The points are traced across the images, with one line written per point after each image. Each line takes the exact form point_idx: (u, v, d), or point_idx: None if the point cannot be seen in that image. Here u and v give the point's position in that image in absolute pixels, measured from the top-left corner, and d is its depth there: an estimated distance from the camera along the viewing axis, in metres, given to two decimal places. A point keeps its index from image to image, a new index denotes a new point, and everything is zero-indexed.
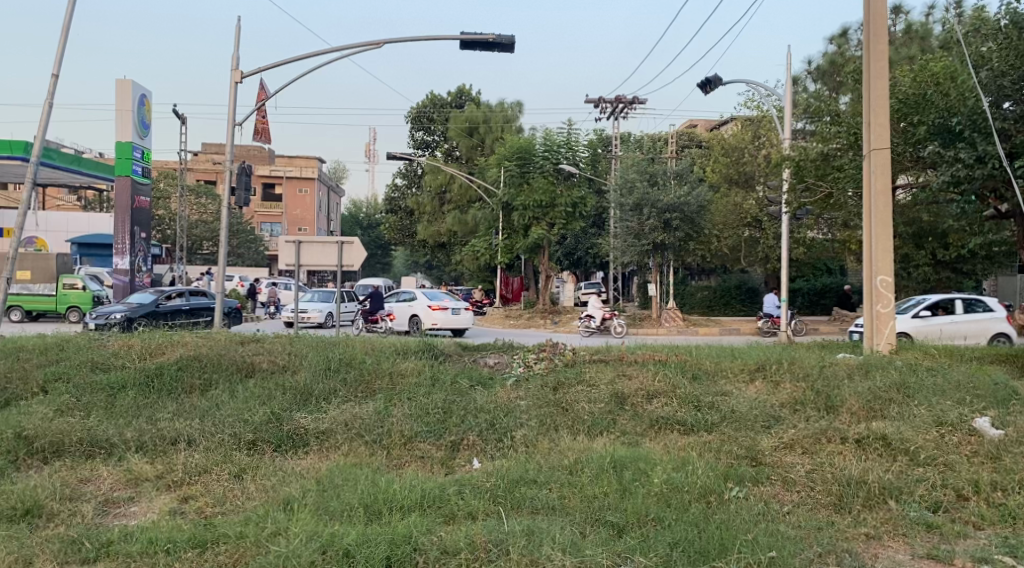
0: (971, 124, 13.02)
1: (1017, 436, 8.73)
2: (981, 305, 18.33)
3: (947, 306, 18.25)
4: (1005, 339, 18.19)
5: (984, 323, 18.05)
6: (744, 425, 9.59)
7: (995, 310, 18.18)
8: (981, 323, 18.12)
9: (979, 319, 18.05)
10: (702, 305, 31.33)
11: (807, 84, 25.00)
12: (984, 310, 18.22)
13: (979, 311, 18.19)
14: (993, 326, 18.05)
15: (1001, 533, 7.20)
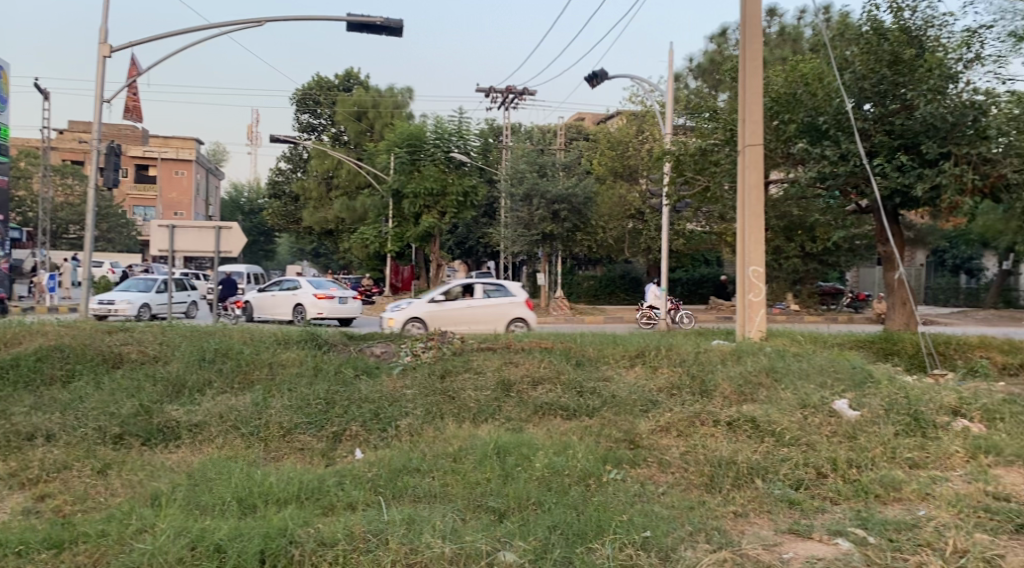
0: (836, 123, 13.83)
1: (872, 416, 9.31)
2: (502, 290, 19.18)
3: (466, 289, 18.74)
4: (522, 324, 19.21)
5: (504, 305, 18.85)
6: (623, 410, 9.93)
7: (513, 295, 19.13)
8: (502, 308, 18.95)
9: (498, 302, 18.81)
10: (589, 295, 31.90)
11: (688, 80, 25.76)
12: (502, 294, 19.05)
13: (497, 295, 18.96)
14: (513, 310, 18.96)
15: (855, 507, 7.61)
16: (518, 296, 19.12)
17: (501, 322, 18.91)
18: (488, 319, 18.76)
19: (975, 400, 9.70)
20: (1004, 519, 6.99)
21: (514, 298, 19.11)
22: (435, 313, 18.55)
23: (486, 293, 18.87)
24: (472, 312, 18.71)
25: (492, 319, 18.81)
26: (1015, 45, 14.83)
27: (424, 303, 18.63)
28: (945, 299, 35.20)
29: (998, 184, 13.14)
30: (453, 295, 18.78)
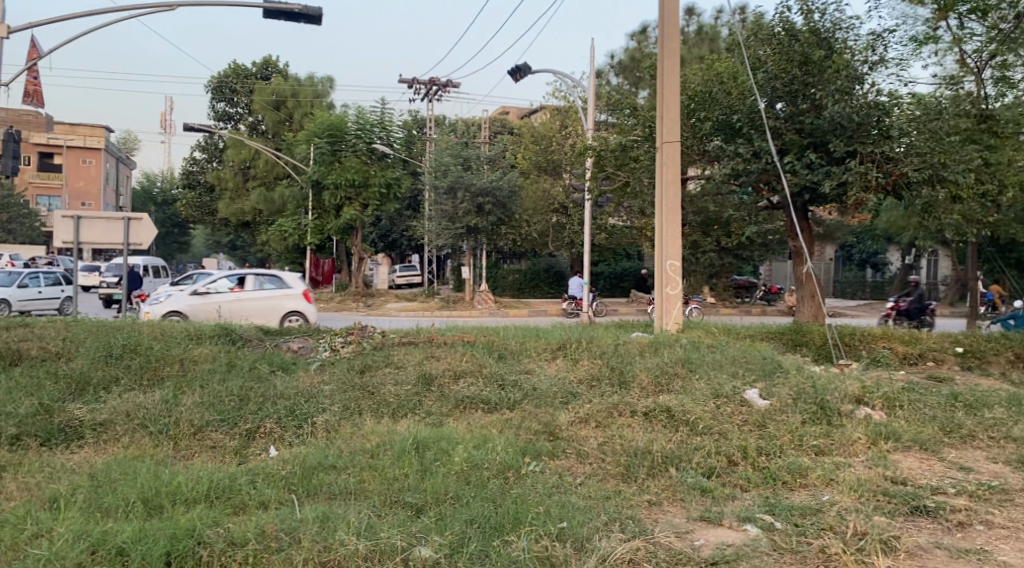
0: (749, 122, 14.15)
1: (782, 406, 9.58)
2: (278, 281, 17.67)
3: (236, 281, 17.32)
4: (300, 317, 17.71)
5: (279, 298, 17.39)
6: (544, 402, 10.00)
7: (290, 287, 17.61)
8: (277, 300, 17.49)
9: (272, 294, 17.39)
10: (513, 288, 32.00)
11: (609, 77, 25.99)
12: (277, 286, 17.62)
13: (270, 286, 17.50)
14: (288, 303, 17.51)
15: (764, 494, 7.79)
16: (295, 287, 17.62)
17: (274, 316, 17.37)
18: (256, 313, 17.21)
19: (876, 389, 10.07)
20: (901, 502, 7.21)
21: (290, 290, 17.58)
22: (194, 306, 16.99)
23: (257, 286, 17.38)
24: (239, 306, 17.17)
25: (262, 315, 17.28)
26: (917, 50, 15.39)
27: (185, 296, 17.08)
28: (853, 292, 36.41)
29: (901, 181, 13.62)
30: (218, 288, 17.24)
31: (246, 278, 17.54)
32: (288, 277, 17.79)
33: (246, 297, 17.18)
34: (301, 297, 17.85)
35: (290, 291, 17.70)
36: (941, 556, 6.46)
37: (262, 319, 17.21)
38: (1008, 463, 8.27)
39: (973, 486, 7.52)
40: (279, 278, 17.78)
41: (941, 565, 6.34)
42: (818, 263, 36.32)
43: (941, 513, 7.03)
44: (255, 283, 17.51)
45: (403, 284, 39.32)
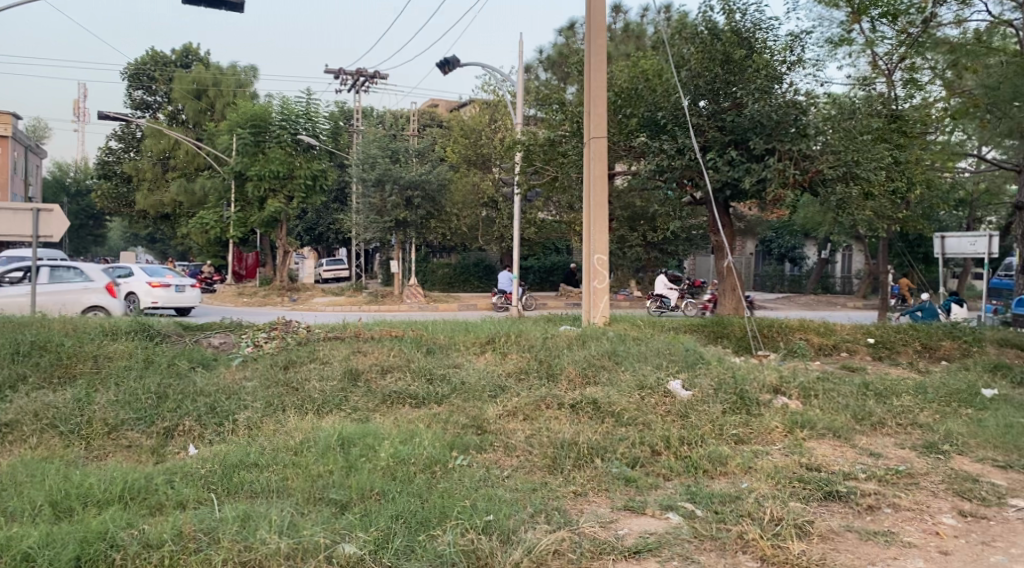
0: (673, 119, 14.34)
1: (704, 396, 9.74)
2: (81, 273, 17.12)
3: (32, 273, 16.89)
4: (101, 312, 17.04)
5: (78, 292, 16.86)
6: (472, 396, 9.97)
7: (91, 280, 16.99)
8: (76, 294, 16.89)
9: (70, 287, 16.77)
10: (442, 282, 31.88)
11: (538, 72, 26.04)
12: (79, 279, 17.00)
13: (71, 279, 16.92)
14: (87, 297, 16.82)
15: (686, 483, 7.92)
16: (97, 280, 17.01)
17: (72, 310, 16.76)
18: (50, 306, 16.62)
19: (793, 379, 10.33)
20: (816, 487, 7.40)
21: (92, 283, 16.97)
22: None
23: (53, 278, 16.86)
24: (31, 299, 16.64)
25: (56, 308, 16.65)
26: (832, 51, 15.82)
27: None
28: (772, 285, 37.29)
29: (817, 178, 13.94)
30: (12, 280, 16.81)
31: (48, 271, 17.12)
32: (93, 270, 17.24)
33: (40, 291, 16.66)
34: (105, 292, 17.07)
35: (93, 285, 17.05)
36: (852, 539, 6.65)
37: (56, 312, 16.61)
38: (915, 449, 8.58)
39: (883, 471, 7.77)
40: (83, 271, 17.18)
41: (852, 547, 6.53)
42: (739, 256, 37.08)
43: (851, 497, 7.26)
44: (54, 276, 17.04)
45: (330, 279, 38.85)
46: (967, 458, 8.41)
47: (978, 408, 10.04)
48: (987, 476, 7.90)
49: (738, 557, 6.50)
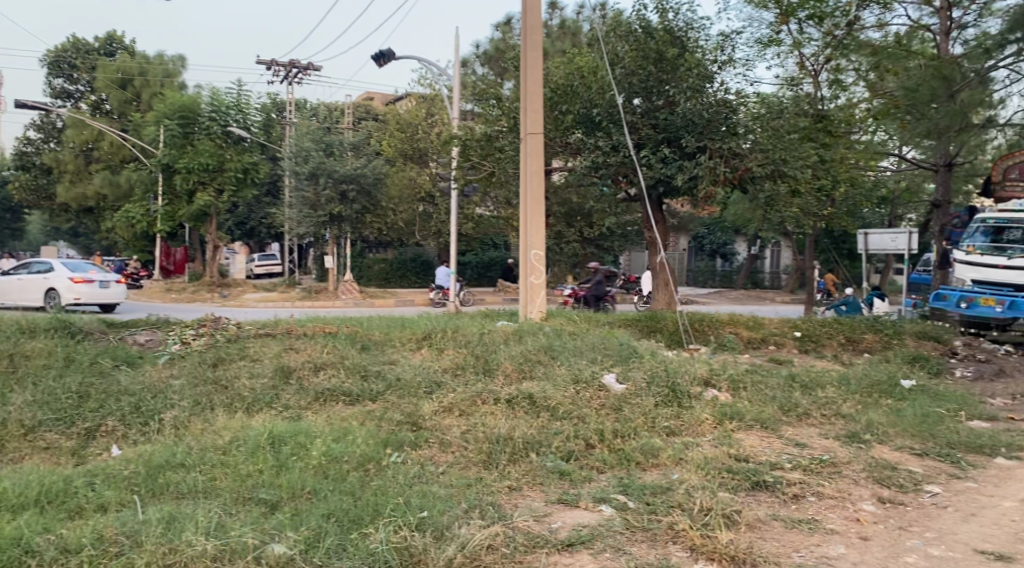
0: (608, 116, 14.40)
1: (637, 390, 9.84)
2: None
3: None
4: None
5: None
6: (407, 392, 9.86)
7: None
8: None
9: None
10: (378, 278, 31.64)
11: (475, 67, 25.98)
12: None
13: None
14: None
15: (618, 475, 7.98)
16: None
17: None
18: None
19: (722, 371, 10.52)
20: (744, 478, 7.53)
21: None
22: None
23: None
24: None
25: None
26: (762, 51, 16.13)
27: None
28: (705, 280, 37.92)
29: (746, 176, 14.18)
30: None
31: None
32: None
33: None
34: None
35: None
36: (777, 527, 6.77)
37: None
38: (838, 438, 8.80)
39: (807, 461, 7.96)
40: None
41: (777, 535, 6.65)
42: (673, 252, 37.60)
43: (777, 487, 7.40)
44: None
45: (263, 274, 38.29)
46: (887, 447, 8.66)
47: (897, 398, 10.36)
48: (905, 463, 8.15)
49: (668, 547, 6.51)
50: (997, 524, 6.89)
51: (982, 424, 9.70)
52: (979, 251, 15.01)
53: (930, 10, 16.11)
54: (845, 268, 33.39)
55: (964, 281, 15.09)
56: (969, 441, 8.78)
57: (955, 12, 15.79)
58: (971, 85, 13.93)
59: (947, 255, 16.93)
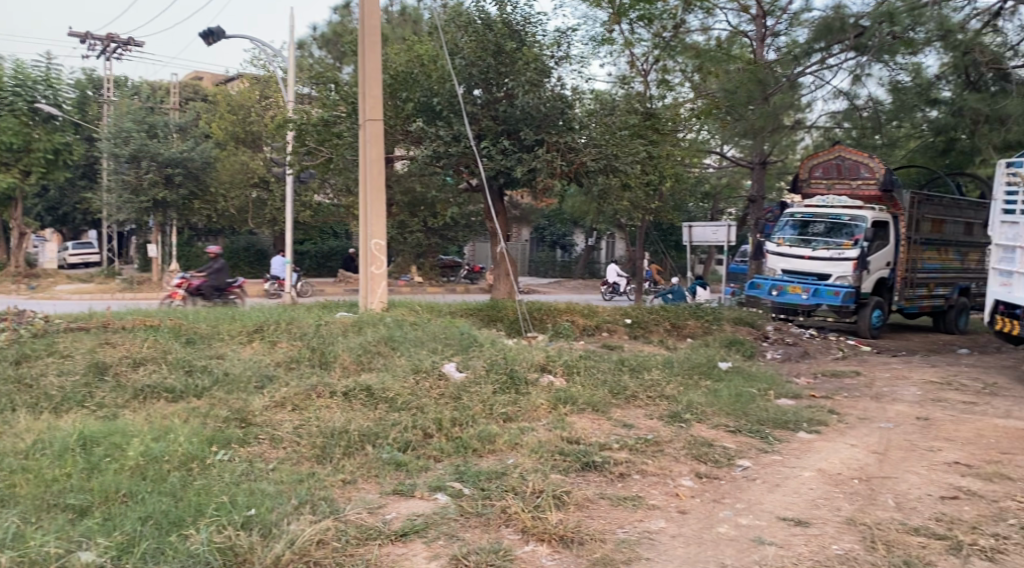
0: (449, 105, 14.21)
1: (479, 379, 9.44)
2: None
3: None
4: None
5: None
6: (236, 388, 9.25)
7: None
8: None
9: None
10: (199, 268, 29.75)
11: (312, 50, 25.34)
12: None
13: None
14: None
15: (455, 463, 7.56)
16: None
17: None
18: None
19: (558, 357, 10.60)
20: (574, 459, 7.62)
21: None
22: None
23: None
24: None
25: None
26: (596, 49, 16.48)
27: None
28: (545, 270, 38.54)
29: (581, 170, 14.47)
30: None
31: None
32: None
33: None
34: None
35: None
36: (604, 505, 6.87)
37: None
38: (662, 419, 9.10)
39: (634, 441, 8.19)
40: None
41: (603, 513, 6.73)
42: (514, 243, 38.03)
43: (605, 467, 7.55)
44: None
45: (78, 264, 35.98)
46: (705, 425, 9.03)
47: (715, 378, 10.85)
48: (720, 440, 8.53)
49: (500, 531, 6.37)
50: (798, 493, 7.27)
51: (789, 401, 10.29)
52: (788, 243, 16.00)
53: (748, 17, 16.94)
54: (672, 259, 34.85)
55: (775, 271, 16.09)
56: (777, 418, 9.28)
57: (770, 21, 16.71)
58: (781, 88, 14.78)
59: (761, 247, 17.76)
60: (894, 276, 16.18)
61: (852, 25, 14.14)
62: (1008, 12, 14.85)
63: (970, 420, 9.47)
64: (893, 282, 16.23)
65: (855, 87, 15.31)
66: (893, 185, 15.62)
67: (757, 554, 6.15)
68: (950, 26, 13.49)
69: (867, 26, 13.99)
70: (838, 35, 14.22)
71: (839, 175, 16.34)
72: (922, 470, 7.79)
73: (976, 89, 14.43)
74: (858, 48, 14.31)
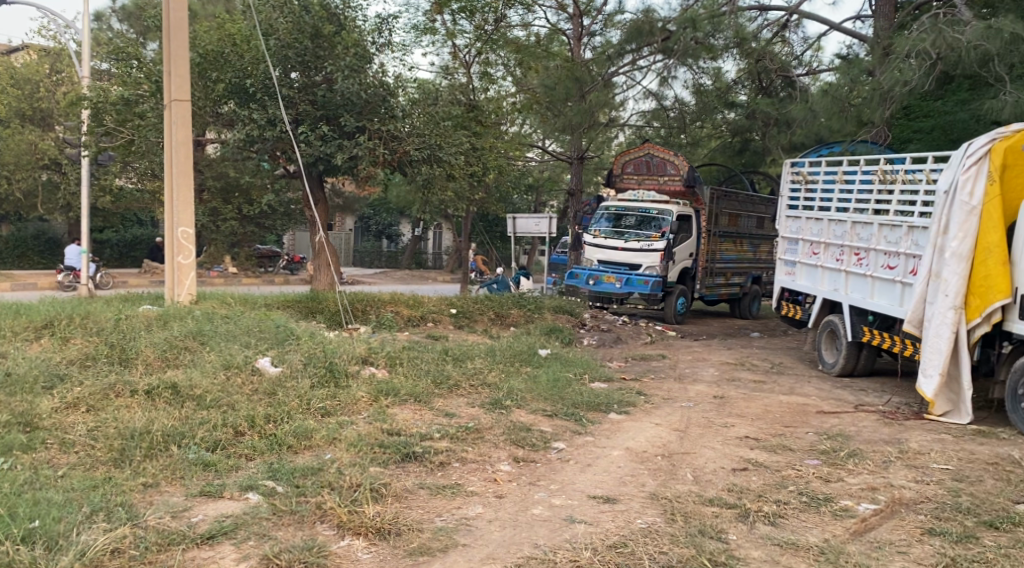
0: (263, 88, 13.59)
1: (295, 373, 9.14)
2: None
3: None
4: None
5: None
6: (20, 388, 8.54)
7: None
8: None
9: None
10: None
11: (112, 23, 23.88)
12: None
13: None
14: None
15: (268, 461, 7.32)
16: None
17: None
18: None
19: (380, 349, 10.47)
20: (393, 451, 7.56)
21: None
22: None
23: None
24: None
25: None
26: (418, 37, 16.42)
27: None
28: (369, 260, 37.79)
29: (404, 159, 14.35)
30: None
31: None
32: None
33: None
34: None
35: None
36: (423, 495, 6.86)
37: None
38: (482, 406, 9.19)
39: (454, 429, 8.24)
40: None
41: (422, 503, 6.73)
42: (336, 233, 37.38)
43: (424, 457, 7.54)
44: None
45: None
46: (523, 411, 9.21)
47: (534, 365, 11.08)
48: (537, 424, 8.71)
49: (315, 527, 6.23)
50: (608, 471, 7.55)
51: (602, 385, 10.68)
52: (604, 235, 16.52)
53: (565, 16, 17.39)
54: (496, 250, 35.40)
55: (591, 261, 16.60)
56: (590, 400, 9.60)
57: (586, 21, 17.25)
58: (597, 87, 15.26)
59: (579, 238, 18.25)
60: (696, 266, 17.08)
61: (660, 29, 14.75)
62: (793, 25, 15.99)
63: (760, 398, 10.14)
64: (695, 270, 17.13)
65: (662, 87, 15.97)
66: (696, 182, 16.46)
67: (568, 532, 6.33)
68: (745, 34, 14.74)
69: (674, 30, 14.68)
70: (647, 38, 14.81)
71: (648, 171, 17.01)
72: (717, 444, 8.27)
73: (768, 94, 15.95)
74: (665, 51, 15.01)
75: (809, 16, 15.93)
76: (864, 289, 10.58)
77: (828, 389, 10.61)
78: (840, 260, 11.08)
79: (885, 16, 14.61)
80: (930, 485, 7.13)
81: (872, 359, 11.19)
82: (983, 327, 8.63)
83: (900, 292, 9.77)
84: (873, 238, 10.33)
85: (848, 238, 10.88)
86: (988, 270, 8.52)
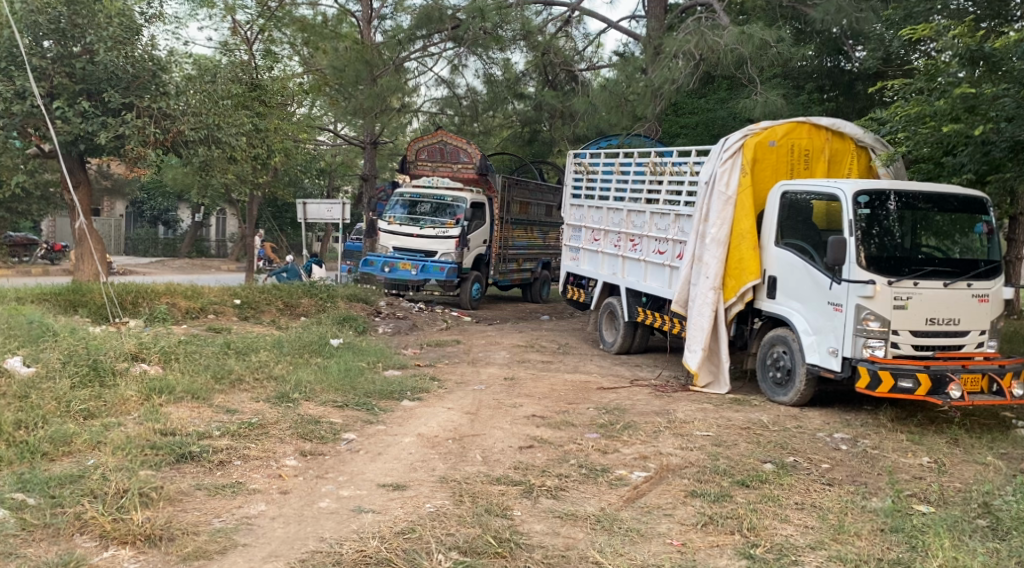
0: (8, 55, 12.32)
1: (49, 374, 8.45)
2: None
3: None
4: None
5: None
6: None
7: None
8: None
9: None
10: None
11: None
12: None
13: None
14: None
15: (17, 471, 6.69)
16: None
17: None
18: None
19: (152, 344, 9.86)
20: (167, 452, 7.17)
21: None
22: None
23: None
24: None
25: None
26: (194, 10, 15.58)
27: None
28: (144, 248, 35.85)
29: (178, 139, 13.61)
30: None
31: None
32: None
33: None
34: None
35: None
36: (199, 496, 6.55)
37: None
38: (268, 401, 8.88)
39: (235, 426, 7.91)
40: None
41: (199, 505, 6.42)
42: (105, 219, 34.96)
43: (203, 456, 7.20)
44: None
45: None
46: (312, 403, 8.99)
47: (324, 356, 10.86)
48: (326, 416, 8.54)
49: (72, 540, 5.80)
50: (398, 459, 7.50)
51: (395, 372, 10.63)
52: (398, 222, 16.38)
53: None
54: (285, 236, 34.49)
55: (386, 248, 16.44)
56: (382, 389, 9.52)
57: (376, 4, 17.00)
58: (388, 72, 15.08)
59: (373, 225, 18.03)
60: (489, 252, 17.40)
61: (450, 17, 14.74)
62: (576, 20, 16.64)
63: (545, 377, 10.43)
64: (489, 257, 17.46)
65: (454, 76, 16.07)
66: (488, 170, 16.74)
67: (355, 523, 6.24)
68: (531, 28, 15.23)
69: (464, 19, 14.73)
70: (436, 25, 14.82)
71: (442, 158, 17.05)
72: (506, 424, 8.42)
73: (554, 87, 16.63)
74: (455, 39, 15.16)
75: (589, 13, 16.55)
76: (639, 273, 11.12)
77: (607, 366, 11.09)
78: (618, 246, 11.57)
79: (656, 17, 15.39)
80: (694, 451, 7.59)
81: (646, 337, 11.85)
82: (738, 306, 9.32)
83: (669, 275, 10.34)
84: (646, 225, 10.83)
85: (624, 225, 11.36)
86: (741, 252, 9.20)
